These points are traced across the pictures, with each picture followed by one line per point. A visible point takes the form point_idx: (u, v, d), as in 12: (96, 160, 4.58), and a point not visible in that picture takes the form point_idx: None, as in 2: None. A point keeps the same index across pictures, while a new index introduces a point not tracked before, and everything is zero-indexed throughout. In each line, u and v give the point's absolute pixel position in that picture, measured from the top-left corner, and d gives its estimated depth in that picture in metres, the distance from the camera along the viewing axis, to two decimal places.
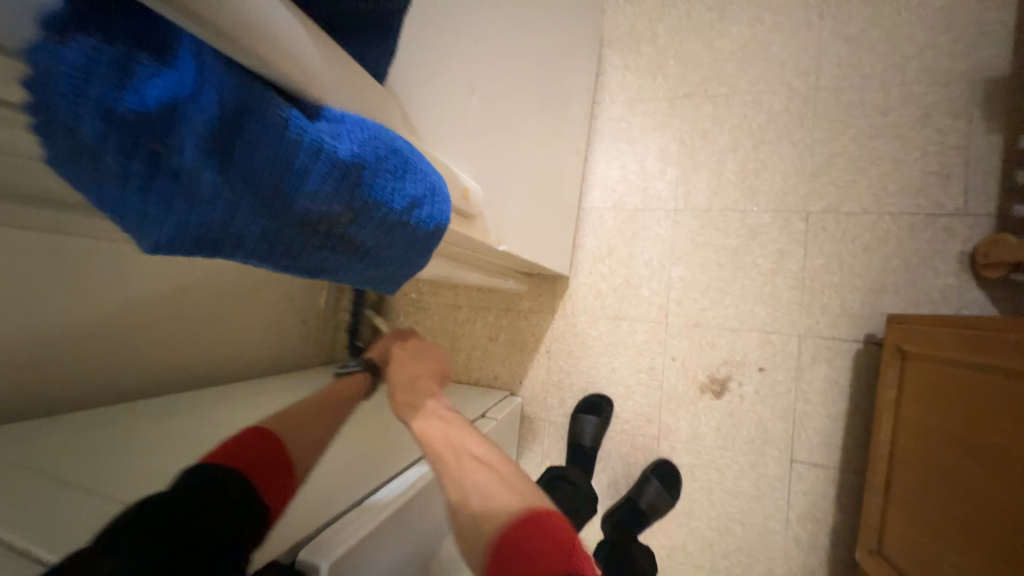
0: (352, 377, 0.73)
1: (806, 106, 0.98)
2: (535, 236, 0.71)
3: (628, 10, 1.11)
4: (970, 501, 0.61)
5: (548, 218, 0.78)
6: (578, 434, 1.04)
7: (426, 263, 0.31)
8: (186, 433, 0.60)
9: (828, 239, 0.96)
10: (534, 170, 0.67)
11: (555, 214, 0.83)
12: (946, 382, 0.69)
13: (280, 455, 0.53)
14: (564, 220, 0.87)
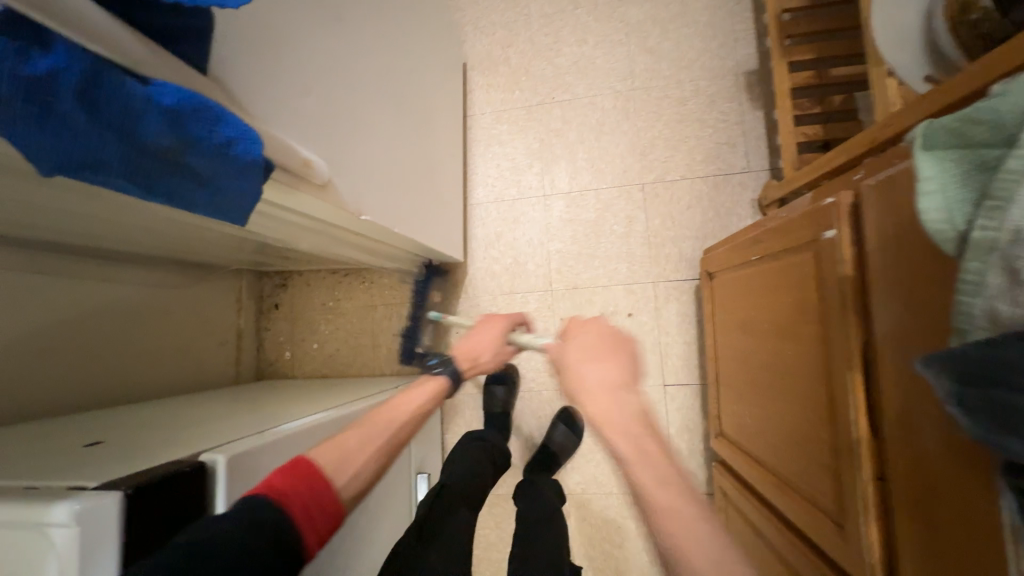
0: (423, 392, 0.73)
1: (628, 103, 1.25)
2: (407, 217, 0.87)
3: (484, 40, 1.34)
4: (750, 367, 0.78)
5: (422, 204, 0.95)
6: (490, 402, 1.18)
7: (258, 194, 0.44)
8: (150, 426, 0.66)
9: (661, 203, 1.21)
10: (397, 161, 0.83)
11: (429, 201, 0.99)
12: (729, 285, 0.87)
13: (327, 490, 0.52)
14: (439, 209, 1.04)
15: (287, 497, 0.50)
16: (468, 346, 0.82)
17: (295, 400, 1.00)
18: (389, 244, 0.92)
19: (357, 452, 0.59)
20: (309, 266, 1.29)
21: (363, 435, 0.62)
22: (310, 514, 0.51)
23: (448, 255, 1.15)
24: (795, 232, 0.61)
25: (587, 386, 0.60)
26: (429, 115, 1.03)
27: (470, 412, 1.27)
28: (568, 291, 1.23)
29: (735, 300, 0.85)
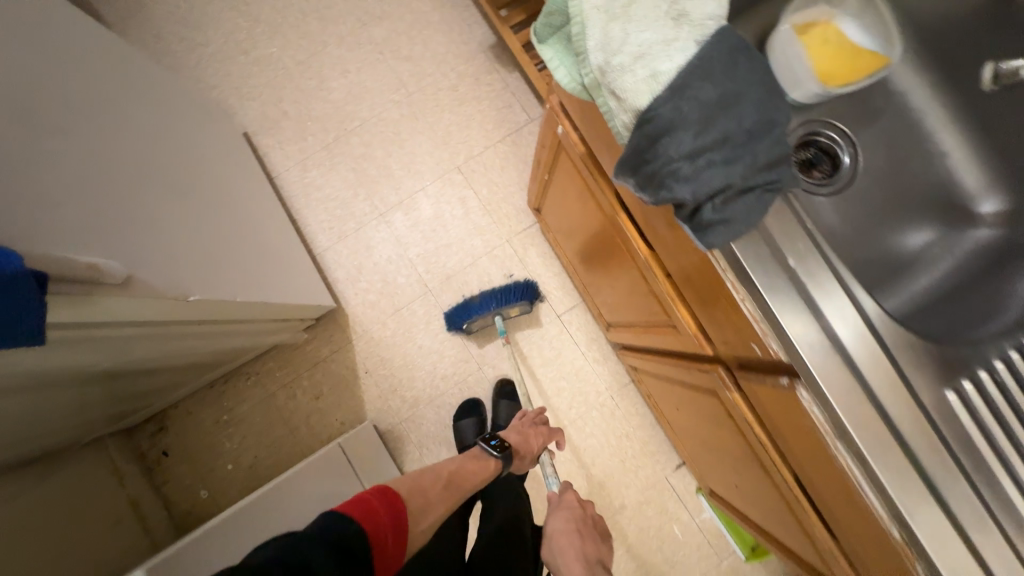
0: (484, 460, 0.83)
1: (412, 108, 1.37)
2: (245, 284, 0.87)
3: (253, 104, 1.35)
4: (591, 262, 0.93)
5: (257, 269, 0.95)
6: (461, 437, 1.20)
7: (36, 298, 0.44)
8: None
9: (480, 175, 1.36)
10: (208, 238, 0.83)
11: (265, 264, 0.99)
12: (550, 209, 1.02)
13: (400, 520, 0.61)
14: (280, 269, 1.05)
15: (376, 518, 0.58)
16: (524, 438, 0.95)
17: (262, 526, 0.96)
18: (243, 318, 0.91)
19: (433, 499, 0.70)
20: (179, 390, 1.18)
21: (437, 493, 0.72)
22: (386, 540, 0.57)
23: (316, 305, 1.16)
24: (551, 144, 0.76)
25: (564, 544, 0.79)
26: (223, 191, 1.02)
27: (414, 436, 1.26)
28: (444, 284, 1.31)
29: (559, 219, 0.99)
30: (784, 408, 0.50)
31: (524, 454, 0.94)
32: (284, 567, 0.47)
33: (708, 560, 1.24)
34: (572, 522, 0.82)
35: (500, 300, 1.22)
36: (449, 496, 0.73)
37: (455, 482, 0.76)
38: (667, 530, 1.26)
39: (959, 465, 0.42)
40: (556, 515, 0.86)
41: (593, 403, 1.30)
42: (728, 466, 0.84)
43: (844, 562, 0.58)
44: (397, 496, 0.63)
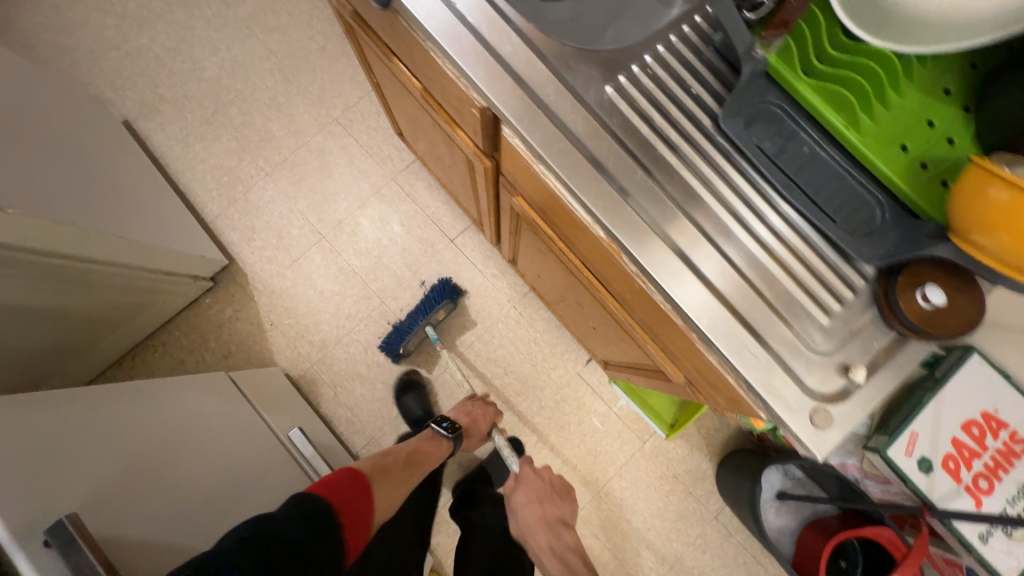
0: (435, 442, 1.00)
1: (285, 73, 1.43)
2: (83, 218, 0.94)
3: (131, 93, 1.41)
4: (440, 154, 0.98)
5: (108, 215, 1.02)
6: (408, 410, 1.25)
7: None
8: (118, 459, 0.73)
9: (359, 123, 1.41)
10: (49, 192, 0.91)
11: (128, 220, 1.07)
12: (406, 123, 1.08)
13: (352, 495, 0.74)
14: (146, 220, 1.12)
15: (335, 484, 0.74)
16: (469, 414, 1.09)
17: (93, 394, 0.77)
18: (99, 260, 0.99)
19: (400, 473, 0.89)
20: (87, 368, 1.18)
21: (400, 470, 0.90)
22: (350, 500, 0.74)
23: (199, 255, 1.22)
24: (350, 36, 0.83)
25: (535, 524, 0.91)
26: (83, 160, 1.09)
27: (328, 375, 1.29)
28: (338, 229, 1.36)
29: (413, 129, 1.05)
30: (518, 164, 0.56)
31: (473, 431, 1.07)
32: (257, 546, 0.59)
33: (631, 446, 1.27)
34: (535, 493, 0.95)
35: (426, 311, 1.25)
36: (414, 473, 0.92)
37: (416, 460, 0.94)
38: (586, 423, 1.29)
39: (626, 149, 0.48)
40: (518, 493, 0.96)
41: (498, 316, 1.33)
42: (580, 309, 0.88)
43: (633, 325, 0.64)
44: (361, 477, 0.79)
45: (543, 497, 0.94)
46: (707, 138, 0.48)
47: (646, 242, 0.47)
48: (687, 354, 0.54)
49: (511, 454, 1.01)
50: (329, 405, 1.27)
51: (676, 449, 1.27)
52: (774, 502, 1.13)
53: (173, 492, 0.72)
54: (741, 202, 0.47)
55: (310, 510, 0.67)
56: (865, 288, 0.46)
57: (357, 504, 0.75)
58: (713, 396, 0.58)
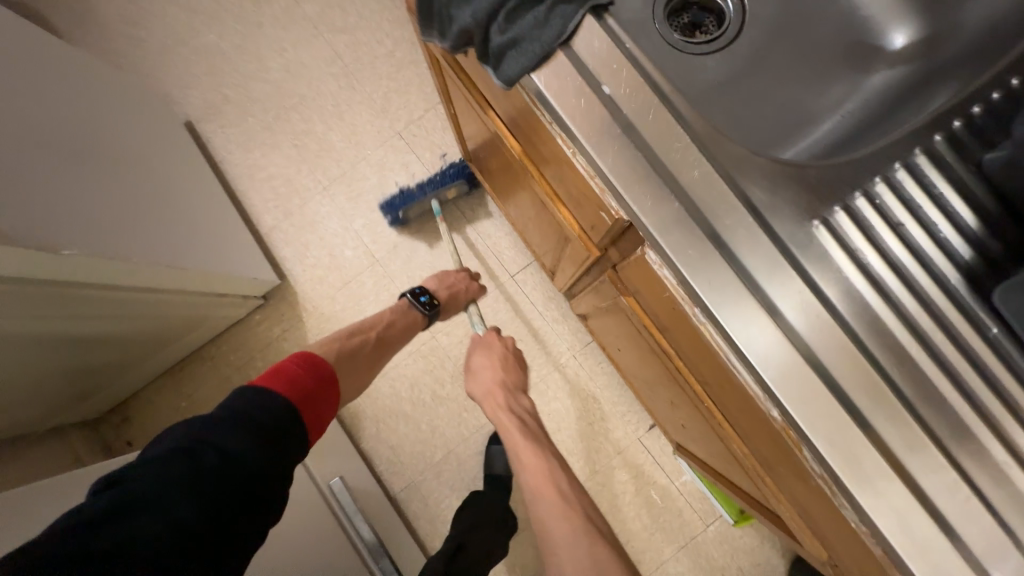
0: (406, 310, 0.94)
1: (349, 78, 1.33)
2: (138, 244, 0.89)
3: (195, 92, 1.36)
4: (516, 198, 0.87)
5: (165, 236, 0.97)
6: (489, 463, 1.15)
7: None
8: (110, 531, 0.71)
9: (422, 138, 1.30)
10: (102, 210, 0.85)
11: (184, 240, 1.03)
12: (476, 152, 0.97)
13: (304, 381, 0.67)
14: (200, 239, 1.08)
15: (282, 373, 0.66)
16: (449, 287, 1.02)
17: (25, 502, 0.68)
18: (151, 289, 0.95)
19: (365, 354, 0.83)
20: (137, 373, 1.17)
21: (367, 352, 0.83)
22: (306, 386, 0.67)
23: (251, 277, 1.16)
24: (436, 72, 0.73)
25: (482, 376, 0.96)
26: (144, 172, 1.04)
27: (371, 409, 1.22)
28: (393, 252, 1.27)
29: (484, 159, 0.94)
30: (652, 286, 0.45)
31: (452, 305, 1.02)
32: (192, 458, 0.51)
33: (692, 527, 1.14)
34: (491, 358, 0.97)
35: (438, 184, 1.21)
36: (382, 350, 0.87)
37: (382, 340, 0.87)
38: (644, 496, 1.16)
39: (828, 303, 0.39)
40: (478, 353, 0.99)
41: (554, 365, 1.22)
42: (670, 407, 0.76)
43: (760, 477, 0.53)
44: (317, 359, 0.71)
45: (501, 365, 0.97)
46: (963, 306, 0.38)
47: (848, 440, 0.37)
48: (847, 550, 0.44)
49: (478, 319, 1.06)
50: (370, 441, 1.21)
51: (744, 539, 1.13)
52: None
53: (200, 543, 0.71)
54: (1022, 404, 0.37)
55: (258, 412, 0.59)
56: None
57: (321, 389, 0.69)
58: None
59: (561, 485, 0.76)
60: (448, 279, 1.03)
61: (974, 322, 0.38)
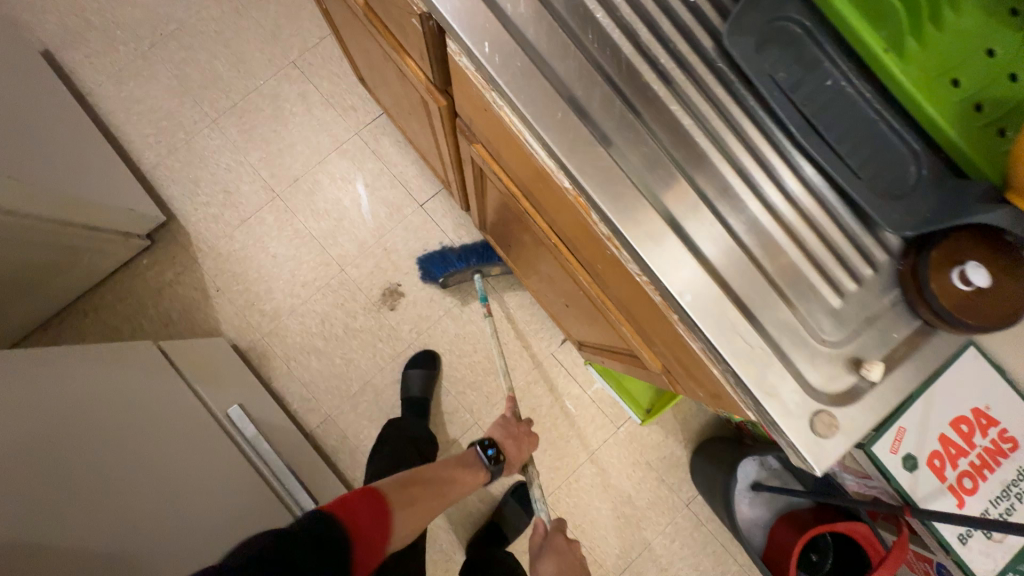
0: (471, 465, 0.87)
1: (233, 3, 1.25)
2: None
3: (51, 18, 1.21)
4: (394, 95, 0.87)
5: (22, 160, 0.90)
6: (406, 387, 1.14)
7: None
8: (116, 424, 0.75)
9: (318, 67, 1.25)
10: None
11: (31, 157, 0.92)
12: (358, 58, 0.94)
13: (372, 526, 0.62)
14: (67, 166, 0.99)
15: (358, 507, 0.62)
16: (513, 444, 0.96)
17: (36, 424, 0.65)
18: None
19: (428, 498, 0.75)
20: (13, 328, 1.05)
21: (427, 501, 0.75)
22: (370, 530, 0.61)
23: (128, 209, 1.08)
24: None
25: None
26: None
27: (280, 347, 1.18)
28: (294, 187, 1.22)
29: (363, 62, 0.92)
30: (467, 94, 0.45)
31: (512, 460, 0.93)
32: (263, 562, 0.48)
33: (604, 430, 1.21)
34: (559, 564, 0.79)
35: (482, 259, 1.16)
36: (440, 497, 0.78)
37: (444, 488, 0.79)
38: (559, 407, 1.22)
39: None
40: (545, 557, 0.81)
41: (470, 290, 1.23)
42: (553, 284, 0.79)
43: (608, 305, 0.54)
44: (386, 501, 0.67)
45: (561, 566, 0.79)
46: None
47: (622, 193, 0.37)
48: (664, 336, 0.44)
49: (539, 497, 0.88)
50: (280, 380, 1.17)
51: (650, 435, 1.21)
52: (749, 493, 1.09)
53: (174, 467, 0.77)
54: (711, 143, 0.38)
55: (329, 534, 0.55)
56: (887, 267, 0.37)
57: (376, 539, 0.61)
58: (691, 386, 0.49)
59: None
60: (515, 432, 0.97)
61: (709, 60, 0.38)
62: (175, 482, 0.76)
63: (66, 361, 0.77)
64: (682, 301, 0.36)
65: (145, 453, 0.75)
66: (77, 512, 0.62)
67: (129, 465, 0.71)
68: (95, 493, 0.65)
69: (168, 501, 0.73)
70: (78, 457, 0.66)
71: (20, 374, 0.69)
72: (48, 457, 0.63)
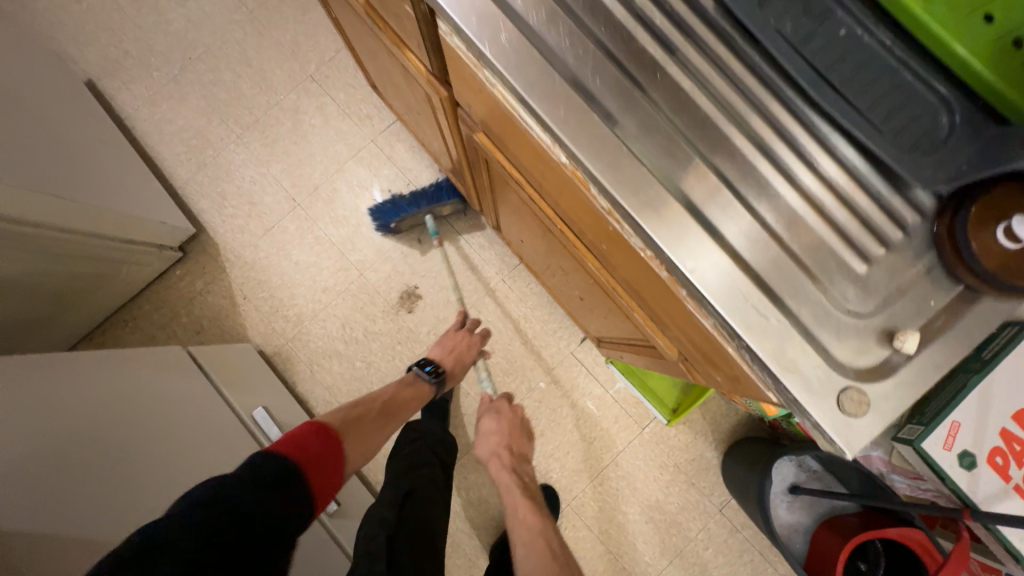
0: (420, 386, 0.91)
1: (255, 25, 1.31)
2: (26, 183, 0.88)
3: (94, 50, 1.31)
4: (405, 100, 0.88)
5: (62, 178, 0.96)
6: None
7: None
8: (139, 424, 0.77)
9: (335, 79, 1.29)
10: None
11: (67, 175, 0.97)
12: (370, 67, 0.97)
13: (319, 449, 0.62)
14: (103, 182, 1.05)
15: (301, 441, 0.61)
16: (454, 354, 1.01)
17: (62, 423, 0.68)
18: (30, 225, 0.89)
19: (378, 417, 0.77)
20: (63, 336, 1.12)
21: (377, 417, 0.77)
22: (320, 458, 0.62)
23: (159, 221, 1.13)
24: None
25: (491, 446, 0.98)
26: (35, 115, 1.00)
27: (303, 351, 1.21)
28: (314, 195, 1.26)
29: (376, 71, 0.95)
30: (464, 78, 0.45)
31: (456, 368, 0.99)
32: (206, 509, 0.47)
33: (628, 432, 1.17)
34: (504, 425, 1.01)
35: (432, 200, 1.15)
36: (392, 412, 0.80)
37: (392, 405, 0.82)
38: (581, 408, 1.18)
39: None
40: (488, 419, 1.03)
41: (486, 290, 1.22)
42: (566, 277, 0.77)
43: (618, 290, 0.52)
44: (329, 428, 0.66)
45: (502, 427, 1.00)
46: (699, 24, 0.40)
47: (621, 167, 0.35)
48: (677, 318, 0.42)
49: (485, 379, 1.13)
50: (304, 383, 1.19)
51: (678, 436, 1.16)
52: (786, 497, 1.02)
53: (189, 472, 0.78)
54: (714, 108, 0.36)
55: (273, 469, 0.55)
56: (920, 230, 0.33)
57: (330, 456, 0.63)
58: (708, 371, 0.46)
59: (554, 550, 0.74)
60: (452, 340, 1.03)
61: (710, 24, 0.36)
62: (190, 483, 0.77)
63: (100, 363, 0.81)
64: (687, 273, 0.34)
65: (167, 452, 0.77)
66: (92, 509, 0.63)
67: (146, 469, 0.73)
68: (111, 494, 0.66)
69: (181, 503, 0.74)
70: (99, 458, 0.68)
71: (51, 375, 0.72)
72: (74, 455, 0.66)
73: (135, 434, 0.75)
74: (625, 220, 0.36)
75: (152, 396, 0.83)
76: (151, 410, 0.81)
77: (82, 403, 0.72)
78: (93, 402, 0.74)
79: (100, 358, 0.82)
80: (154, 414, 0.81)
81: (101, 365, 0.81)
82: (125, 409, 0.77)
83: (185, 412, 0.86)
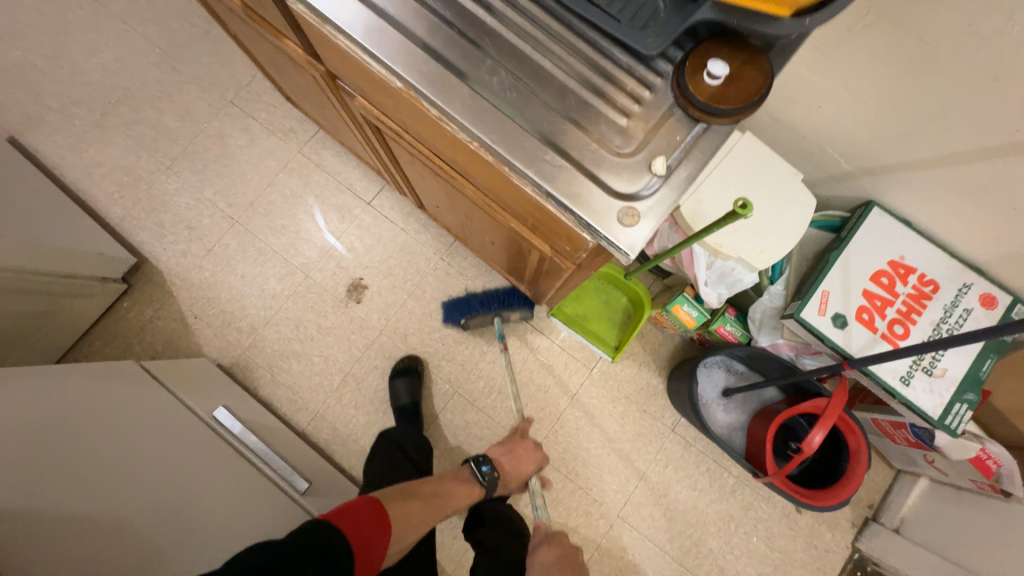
0: (471, 487, 0.92)
1: (169, 63, 1.38)
2: None
3: (12, 108, 1.35)
4: (314, 102, 0.97)
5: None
6: (395, 396, 1.18)
7: None
8: (98, 430, 0.81)
9: (255, 101, 1.37)
10: None
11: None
12: (281, 81, 1.06)
13: (370, 530, 0.67)
14: (37, 225, 1.09)
15: (355, 514, 0.68)
16: (513, 463, 1.02)
17: (19, 437, 0.73)
18: None
19: (423, 517, 0.80)
20: None
21: (422, 516, 0.80)
22: (369, 535, 0.67)
23: (97, 253, 1.17)
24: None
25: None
26: None
27: (261, 358, 1.25)
28: (251, 211, 1.32)
29: (286, 83, 1.04)
30: (321, 44, 0.54)
31: (512, 477, 1.00)
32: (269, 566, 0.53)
33: (579, 375, 1.26)
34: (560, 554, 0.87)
35: (503, 305, 1.23)
36: (439, 509, 0.84)
37: (438, 505, 0.84)
38: (533, 362, 1.27)
39: None
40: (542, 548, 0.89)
41: (426, 271, 1.30)
42: (473, 223, 0.86)
43: (491, 204, 0.62)
44: (380, 509, 0.72)
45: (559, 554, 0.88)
46: None
47: (440, 78, 0.45)
48: (522, 203, 0.52)
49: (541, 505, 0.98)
50: (267, 387, 1.24)
51: (624, 370, 1.26)
52: (721, 401, 1.13)
53: (154, 465, 0.82)
54: (501, 23, 0.46)
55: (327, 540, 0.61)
56: (663, 86, 0.44)
57: (378, 540, 0.68)
58: (562, 246, 0.55)
59: None
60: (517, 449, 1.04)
61: None
62: (157, 476, 0.82)
63: (42, 383, 0.83)
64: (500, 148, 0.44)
65: (122, 454, 0.81)
66: (52, 508, 0.68)
67: (110, 468, 0.77)
68: (72, 494, 0.71)
69: (147, 495, 0.78)
70: (58, 463, 0.73)
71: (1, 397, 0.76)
72: (19, 467, 0.69)
73: (94, 440, 0.79)
74: (453, 122, 0.46)
75: (110, 403, 0.87)
76: (110, 415, 0.85)
77: (38, 418, 0.77)
78: (48, 416, 0.78)
79: (56, 376, 0.86)
80: (113, 418, 0.85)
81: (54, 380, 0.85)
82: (81, 419, 0.81)
83: (146, 417, 0.90)
